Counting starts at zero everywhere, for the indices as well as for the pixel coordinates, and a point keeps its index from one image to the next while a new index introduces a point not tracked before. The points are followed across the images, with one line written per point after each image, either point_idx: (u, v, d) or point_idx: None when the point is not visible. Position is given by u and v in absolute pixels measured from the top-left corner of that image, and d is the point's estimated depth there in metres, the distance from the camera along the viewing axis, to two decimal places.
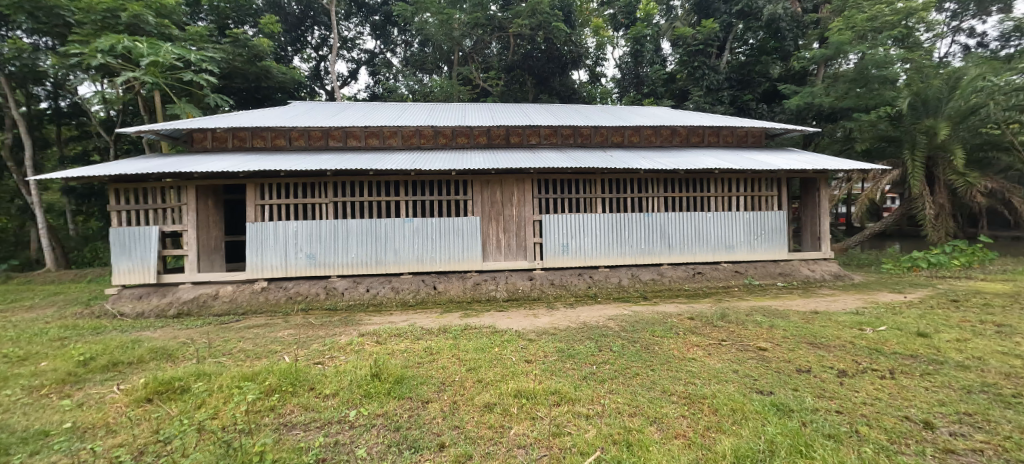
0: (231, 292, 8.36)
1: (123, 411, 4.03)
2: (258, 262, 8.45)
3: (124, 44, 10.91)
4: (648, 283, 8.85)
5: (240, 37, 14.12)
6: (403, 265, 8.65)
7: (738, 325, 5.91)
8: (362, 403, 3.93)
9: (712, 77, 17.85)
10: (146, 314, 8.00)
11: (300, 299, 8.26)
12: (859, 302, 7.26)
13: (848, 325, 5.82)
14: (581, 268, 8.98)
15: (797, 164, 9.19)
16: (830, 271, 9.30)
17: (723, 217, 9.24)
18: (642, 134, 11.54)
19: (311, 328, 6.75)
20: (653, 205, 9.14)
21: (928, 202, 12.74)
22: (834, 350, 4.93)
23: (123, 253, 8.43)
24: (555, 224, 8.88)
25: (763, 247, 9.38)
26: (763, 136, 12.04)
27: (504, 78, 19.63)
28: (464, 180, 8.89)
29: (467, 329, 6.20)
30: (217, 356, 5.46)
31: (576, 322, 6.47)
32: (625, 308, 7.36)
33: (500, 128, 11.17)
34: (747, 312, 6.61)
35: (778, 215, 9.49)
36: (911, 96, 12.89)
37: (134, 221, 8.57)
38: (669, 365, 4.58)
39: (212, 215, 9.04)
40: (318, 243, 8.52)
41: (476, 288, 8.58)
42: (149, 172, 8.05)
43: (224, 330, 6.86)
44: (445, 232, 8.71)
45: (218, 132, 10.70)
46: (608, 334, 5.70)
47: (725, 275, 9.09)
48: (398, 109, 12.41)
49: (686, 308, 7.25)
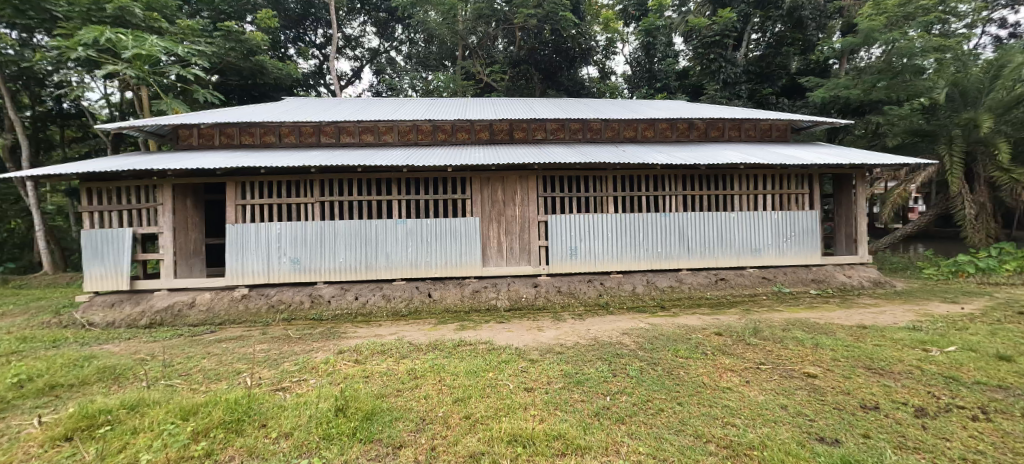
0: (208, 299, 7.66)
1: (33, 454, 3.31)
2: (238, 267, 7.76)
3: (107, 37, 10.27)
4: (665, 291, 7.98)
5: (232, 30, 13.37)
6: (395, 270, 7.90)
7: (775, 343, 5.06)
8: (320, 448, 3.18)
9: (730, 70, 16.91)
10: (117, 324, 7.35)
11: (282, 307, 7.55)
12: (912, 314, 6.35)
13: (907, 344, 4.93)
14: (591, 274, 8.15)
15: (832, 159, 8.27)
16: (868, 277, 8.38)
17: (749, 217, 8.34)
18: (656, 128, 10.66)
19: (287, 343, 6.01)
20: (672, 204, 8.27)
21: (968, 201, 11.72)
22: (901, 378, 4.07)
23: (96, 257, 7.81)
24: (561, 226, 8.04)
25: (793, 250, 8.45)
26: (788, 130, 11.07)
27: (509, 73, 18.93)
28: (462, 178, 8.11)
29: (461, 345, 5.43)
30: (171, 379, 4.75)
31: (585, 337, 5.65)
32: (641, 320, 6.53)
33: (502, 123, 10.38)
34: (783, 327, 5.75)
35: (810, 215, 8.53)
36: (947, 87, 11.93)
37: (107, 223, 7.92)
38: (700, 397, 3.76)
39: (191, 216, 8.37)
40: (303, 246, 7.81)
41: (475, 296, 7.78)
42: (123, 169, 7.41)
43: (193, 343, 6.17)
44: (442, 234, 7.94)
45: (204, 129, 10.05)
46: (623, 354, 4.88)
47: (752, 282, 8.18)
48: (393, 104, 11.68)
49: (711, 320, 6.39)
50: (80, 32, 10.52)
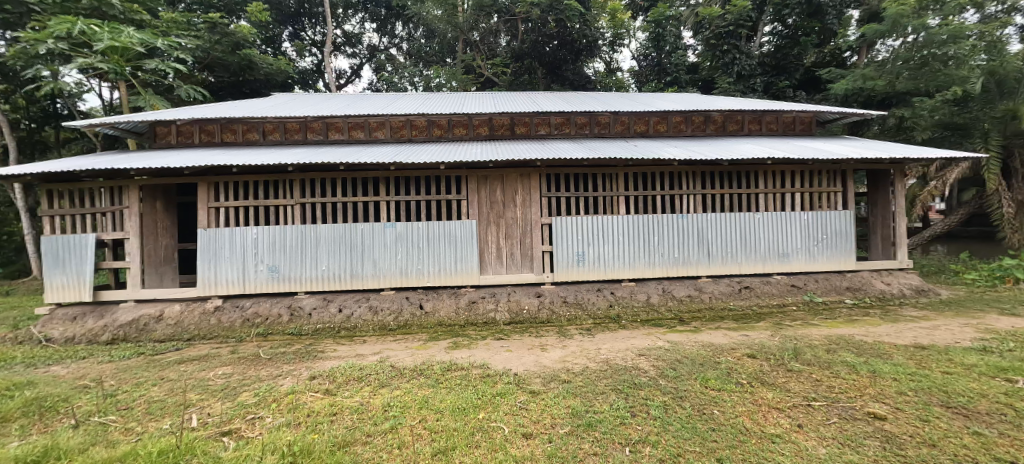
0: (178, 312, 6.94)
1: None
2: (210, 277, 7.05)
3: (79, 28, 9.64)
4: (683, 301, 7.16)
5: (218, 22, 12.71)
6: (383, 280, 7.16)
7: (824, 371, 4.26)
8: None
9: (745, 62, 16.00)
10: (76, 340, 6.64)
11: (258, 321, 6.80)
12: (973, 331, 5.52)
13: (985, 372, 4.13)
14: (601, 283, 7.35)
15: (869, 152, 7.43)
16: (909, 285, 7.54)
17: (776, 219, 7.50)
18: (670, 122, 9.83)
19: (255, 365, 5.26)
20: (690, 204, 7.45)
21: (1006, 199, 10.80)
22: (993, 423, 3.29)
23: (56, 265, 7.13)
24: (567, 229, 7.26)
25: (824, 255, 7.61)
26: (813, 123, 10.19)
27: (512, 67, 18.14)
28: (457, 176, 7.34)
29: (451, 370, 4.67)
30: (107, 415, 4.02)
31: (596, 360, 4.87)
32: (659, 338, 5.74)
33: (503, 117, 9.59)
34: (826, 348, 4.95)
35: (844, 215, 7.68)
36: (984, 76, 11.15)
37: (69, 227, 7.24)
38: (743, 451, 3.02)
39: (162, 220, 7.67)
40: (281, 253, 7.09)
41: (471, 308, 7.00)
42: (81, 169, 6.72)
43: (151, 365, 5.45)
44: (435, 238, 7.18)
45: (183, 125, 9.35)
46: (642, 385, 4.10)
47: (780, 290, 7.34)
48: (387, 98, 10.93)
49: (740, 337, 5.58)
50: (52, 24, 9.89)
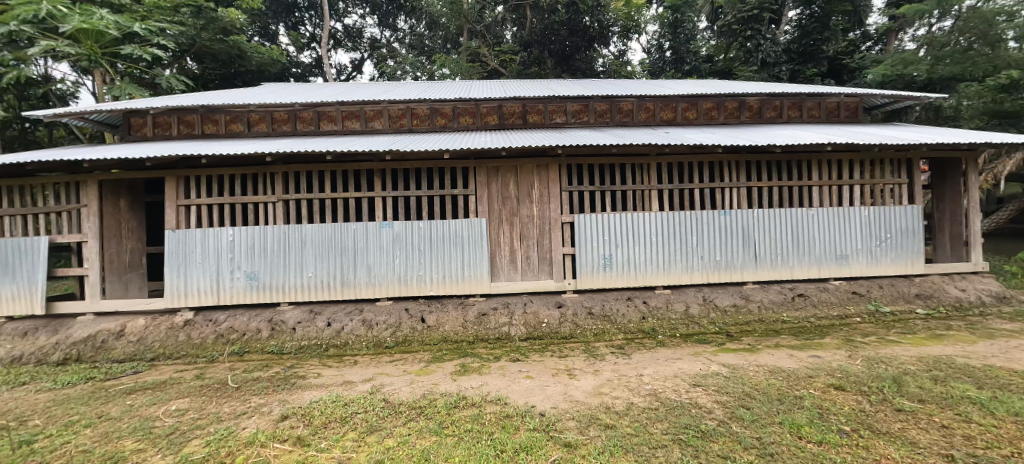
0: (143, 327, 6.00)
1: None
2: (181, 286, 6.11)
3: (44, 9, 8.73)
4: (727, 312, 6.16)
5: (204, 8, 11.79)
6: (378, 288, 6.19)
7: (948, 415, 3.26)
8: None
9: (770, 48, 14.70)
10: (22, 360, 5.70)
11: (233, 338, 5.85)
12: None
13: None
14: (631, 291, 6.35)
15: (942, 138, 6.37)
16: (988, 292, 6.48)
17: (833, 214, 6.47)
18: (700, 108, 8.81)
19: (221, 395, 4.31)
20: (733, 199, 6.43)
21: None
22: None
23: (4, 273, 6.20)
24: (591, 227, 6.26)
25: (888, 257, 6.57)
26: (860, 109, 9.10)
27: (520, 57, 17.12)
28: (464, 169, 6.36)
29: (460, 407, 3.69)
30: None
31: (640, 392, 3.89)
32: (711, 359, 4.74)
33: (514, 103, 8.62)
34: (930, 375, 3.94)
35: (911, 211, 6.62)
36: None
37: (18, 229, 6.28)
38: None
39: (127, 220, 6.73)
40: (261, 257, 6.14)
41: (481, 321, 6.01)
42: (26, 162, 5.75)
43: (96, 394, 4.51)
44: (439, 240, 6.21)
45: (159, 116, 8.37)
46: (714, 433, 3.11)
47: (840, 299, 6.31)
48: (385, 86, 9.97)
49: (812, 360, 4.58)
50: (16, 5, 8.99)
